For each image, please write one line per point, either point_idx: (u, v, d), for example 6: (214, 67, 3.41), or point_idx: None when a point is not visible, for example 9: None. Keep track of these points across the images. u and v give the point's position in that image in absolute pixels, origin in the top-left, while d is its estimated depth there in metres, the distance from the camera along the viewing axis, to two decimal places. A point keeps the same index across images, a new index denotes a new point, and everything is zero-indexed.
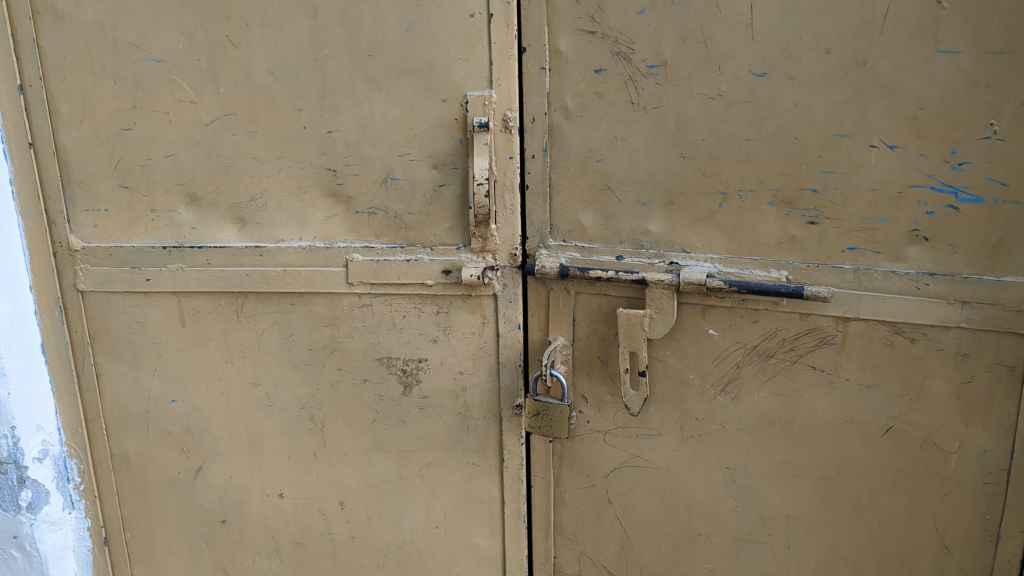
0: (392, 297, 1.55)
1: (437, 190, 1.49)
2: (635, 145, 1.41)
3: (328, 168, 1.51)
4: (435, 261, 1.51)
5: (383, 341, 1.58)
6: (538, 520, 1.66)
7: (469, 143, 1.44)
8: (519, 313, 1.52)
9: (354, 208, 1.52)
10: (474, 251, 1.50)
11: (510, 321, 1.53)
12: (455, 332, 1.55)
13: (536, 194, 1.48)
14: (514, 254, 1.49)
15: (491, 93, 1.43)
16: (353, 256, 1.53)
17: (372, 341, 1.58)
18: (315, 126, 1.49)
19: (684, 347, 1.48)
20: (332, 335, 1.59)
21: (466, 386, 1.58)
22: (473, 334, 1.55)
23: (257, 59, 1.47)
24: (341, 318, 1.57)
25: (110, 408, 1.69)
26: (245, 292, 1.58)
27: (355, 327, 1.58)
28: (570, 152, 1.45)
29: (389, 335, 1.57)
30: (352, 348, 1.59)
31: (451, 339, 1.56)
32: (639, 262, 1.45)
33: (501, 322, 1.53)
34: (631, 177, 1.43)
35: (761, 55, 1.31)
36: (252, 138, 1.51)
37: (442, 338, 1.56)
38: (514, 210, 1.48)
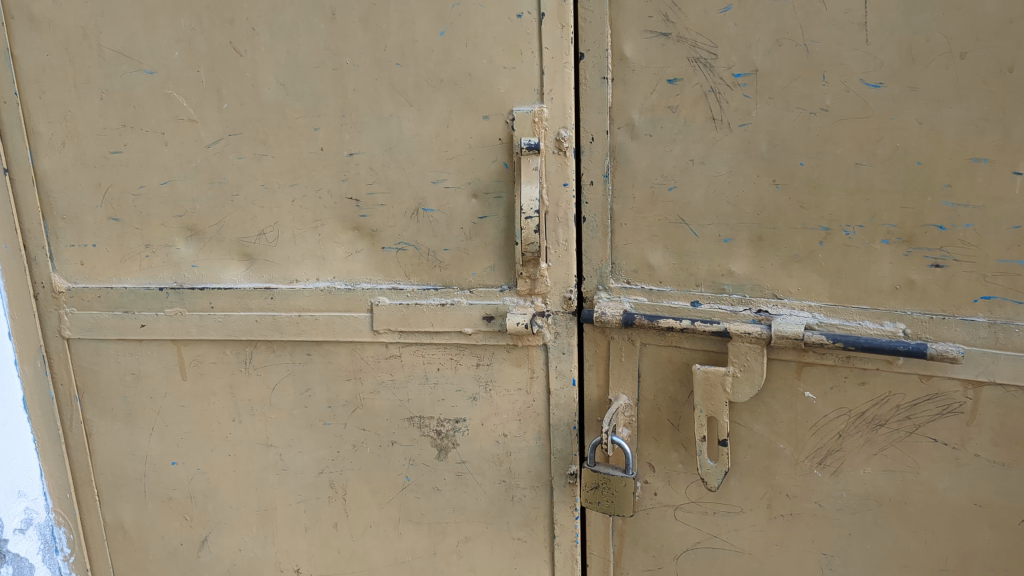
0: (424, 346, 1.33)
1: (476, 222, 1.26)
2: (717, 170, 1.16)
3: (349, 197, 1.28)
4: (475, 306, 1.29)
5: (414, 397, 1.35)
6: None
7: (515, 167, 1.21)
8: (574, 368, 1.29)
9: (381, 243, 1.29)
10: (522, 295, 1.28)
11: (563, 376, 1.30)
12: (498, 388, 1.33)
13: (595, 228, 1.24)
14: (568, 297, 1.27)
15: (543, 108, 1.19)
16: (379, 298, 1.31)
17: (401, 397, 1.36)
18: (334, 147, 1.26)
19: (773, 412, 1.23)
20: (354, 390, 1.36)
21: (512, 450, 1.35)
22: (519, 391, 1.33)
23: (265, 70, 1.25)
24: (366, 371, 1.35)
25: (102, 472, 1.48)
26: (253, 340, 1.36)
27: (382, 382, 1.35)
28: (636, 178, 1.21)
29: (421, 392, 1.35)
30: (379, 406, 1.37)
31: (493, 396, 1.34)
32: (720, 310, 1.21)
33: (552, 377, 1.31)
34: (711, 209, 1.18)
35: (876, 60, 1.06)
36: (260, 163, 1.29)
37: (483, 395, 1.34)
38: (569, 247, 1.25)
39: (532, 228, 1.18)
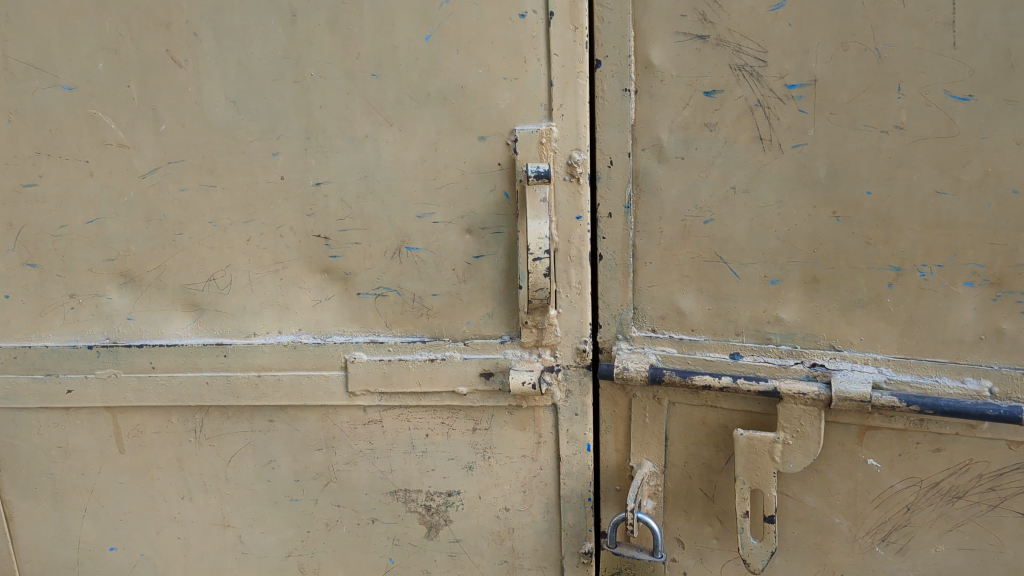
0: (410, 409, 1.12)
1: (471, 262, 1.05)
2: (763, 199, 0.96)
3: (316, 235, 1.07)
4: (470, 361, 1.08)
5: (398, 468, 1.15)
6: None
7: (519, 197, 1.00)
8: (588, 431, 1.10)
9: (356, 289, 1.08)
10: (527, 347, 1.08)
11: (575, 441, 1.11)
12: (498, 455, 1.13)
13: (613, 268, 1.04)
14: (582, 349, 1.07)
15: (551, 127, 0.99)
16: (354, 354, 1.09)
17: (382, 468, 1.15)
18: (297, 176, 1.05)
19: (828, 481, 1.05)
20: (327, 460, 1.15)
21: (515, 527, 1.15)
22: (523, 458, 1.13)
23: (212, 83, 1.03)
24: (339, 440, 1.14)
25: (27, 560, 1.25)
26: (204, 405, 1.14)
27: (359, 452, 1.14)
28: (664, 209, 1.00)
29: (406, 462, 1.14)
30: (356, 479, 1.16)
31: (492, 465, 1.13)
32: (766, 363, 1.01)
33: (562, 441, 1.11)
34: (755, 245, 0.98)
35: (964, 67, 0.86)
36: (207, 195, 1.07)
37: (480, 464, 1.13)
38: (583, 290, 1.05)
39: (542, 271, 0.98)
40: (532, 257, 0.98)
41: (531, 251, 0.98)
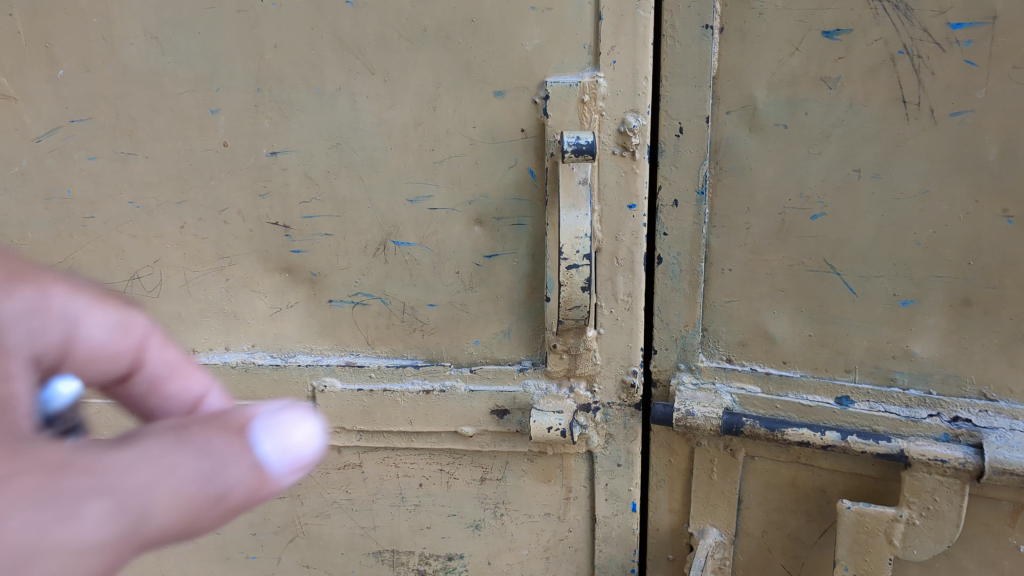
0: (398, 452, 0.88)
1: (481, 264, 0.77)
2: (901, 189, 0.67)
3: (274, 223, 0.79)
4: (478, 395, 0.82)
5: (384, 525, 0.91)
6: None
7: (549, 175, 0.72)
8: (633, 487, 0.83)
9: (326, 296, 0.81)
10: (556, 377, 0.81)
11: (617, 499, 0.84)
12: (512, 513, 0.87)
13: (677, 275, 0.76)
14: (630, 383, 0.79)
15: (598, 79, 0.70)
16: (326, 381, 0.84)
17: (363, 524, 0.91)
18: (245, 141, 0.77)
19: (959, 567, 0.77)
20: (291, 511, 0.91)
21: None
22: (545, 517, 0.87)
23: (124, 12, 0.74)
24: (306, 487, 0.90)
25: None
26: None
27: (334, 501, 0.91)
28: (754, 197, 0.72)
29: (394, 517, 0.90)
30: (330, 533, 0.92)
31: (504, 525, 0.88)
32: (887, 413, 0.73)
33: (599, 499, 0.84)
34: (883, 252, 0.69)
35: None
36: (124, 166, 0.79)
37: (489, 522, 0.88)
38: (634, 305, 0.77)
39: (580, 284, 0.70)
40: (566, 266, 0.68)
41: (563, 254, 0.68)
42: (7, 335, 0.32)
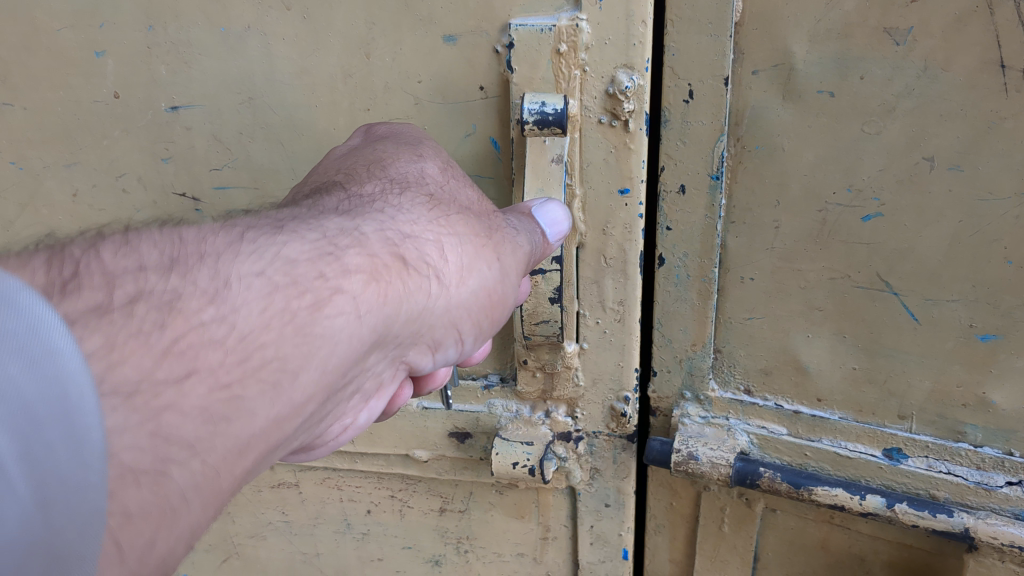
0: (341, 474, 0.76)
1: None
2: (989, 187, 0.48)
3: (180, 194, 0.64)
4: (434, 414, 0.69)
5: (329, 553, 0.79)
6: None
7: (514, 147, 0.55)
8: (624, 531, 0.68)
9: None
10: (528, 399, 0.66)
11: (606, 545, 0.69)
12: (479, 550, 0.75)
13: (683, 282, 0.58)
14: (620, 410, 0.63)
15: (579, 22, 0.52)
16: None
17: (304, 549, 0.80)
18: (139, 93, 0.61)
19: None
20: (221, 529, 0.81)
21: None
22: (518, 557, 0.74)
23: None
24: (236, 504, 0.79)
25: None
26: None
27: (270, 524, 0.79)
28: (784, 187, 0.53)
29: (340, 544, 0.79)
30: (266, 557, 0.81)
31: (470, 563, 0.76)
32: (951, 476, 0.55)
33: (582, 542, 0.70)
34: (959, 270, 0.50)
35: None
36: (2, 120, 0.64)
37: (451, 558, 0.76)
38: (625, 317, 0.60)
39: (549, 294, 0.56)
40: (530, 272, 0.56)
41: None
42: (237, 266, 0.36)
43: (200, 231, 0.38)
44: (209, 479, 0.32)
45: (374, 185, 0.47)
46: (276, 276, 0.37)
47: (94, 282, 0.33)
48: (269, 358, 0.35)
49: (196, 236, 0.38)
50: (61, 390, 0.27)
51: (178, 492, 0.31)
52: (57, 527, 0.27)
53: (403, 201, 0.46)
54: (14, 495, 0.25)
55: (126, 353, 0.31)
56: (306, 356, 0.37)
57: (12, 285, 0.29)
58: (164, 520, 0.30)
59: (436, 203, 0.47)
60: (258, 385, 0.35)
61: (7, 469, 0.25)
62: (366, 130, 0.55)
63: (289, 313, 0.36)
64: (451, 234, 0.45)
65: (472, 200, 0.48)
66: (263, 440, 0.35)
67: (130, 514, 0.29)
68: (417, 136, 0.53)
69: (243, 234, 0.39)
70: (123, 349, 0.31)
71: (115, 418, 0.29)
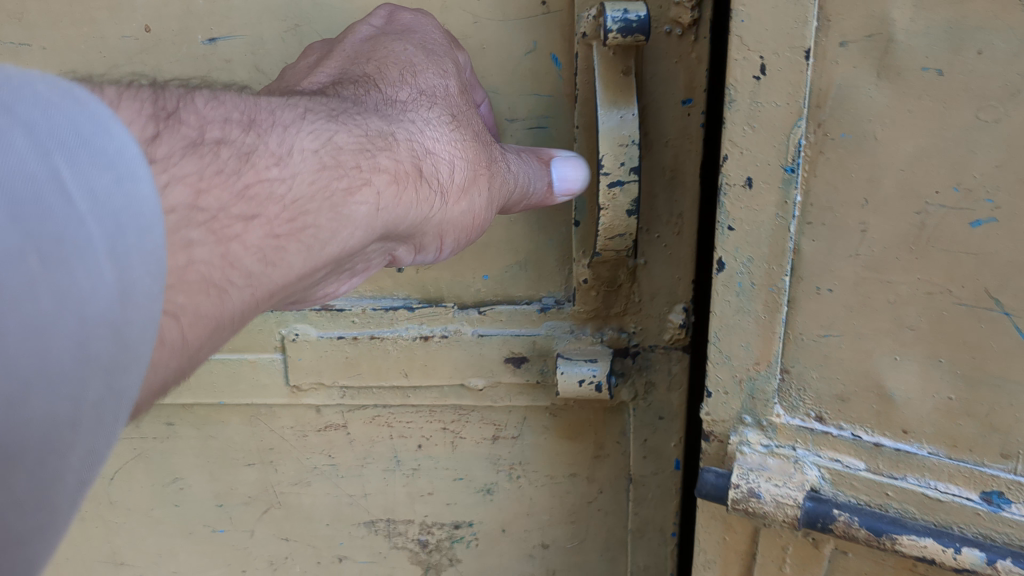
0: (390, 411, 0.78)
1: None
2: None
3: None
4: (490, 342, 0.72)
5: (378, 492, 0.82)
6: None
7: (580, 62, 0.63)
8: (679, 444, 0.73)
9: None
10: (584, 319, 0.71)
11: (657, 456, 0.74)
12: (530, 474, 0.79)
13: (746, 291, 0.49)
14: (678, 319, 0.68)
15: None
16: (298, 331, 0.74)
17: (351, 492, 0.82)
18: (173, 24, 0.68)
19: None
20: (263, 479, 0.83)
21: (554, 567, 0.83)
22: (570, 478, 0.78)
23: None
24: (280, 452, 0.81)
25: None
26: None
27: (313, 470, 0.81)
28: (872, 182, 0.44)
29: (387, 483, 0.81)
30: (309, 503, 0.83)
31: (521, 487, 0.79)
32: None
33: (635, 454, 0.74)
34: None
35: None
36: (15, 58, 0.70)
37: (502, 485, 0.80)
38: (684, 228, 0.66)
39: (625, 206, 0.60)
40: (607, 183, 0.59)
41: (605, 168, 0.59)
42: (301, 140, 0.46)
43: (270, 104, 0.47)
44: (247, 299, 0.42)
45: (407, 92, 0.56)
46: (325, 156, 0.47)
47: (190, 122, 0.42)
48: (309, 224, 0.45)
49: (267, 105, 0.47)
50: (128, 208, 0.32)
51: (205, 317, 0.40)
52: (130, 318, 0.32)
53: (430, 115, 0.55)
54: (104, 281, 0.31)
55: (209, 187, 0.40)
56: (337, 229, 0.47)
57: (107, 114, 0.35)
58: (204, 325, 0.40)
59: (455, 121, 0.56)
60: (298, 244, 0.44)
61: (100, 258, 0.31)
62: (391, 10, 0.62)
63: (329, 192, 0.46)
64: (462, 156, 0.55)
65: (481, 129, 0.57)
66: (288, 286, 0.46)
67: (181, 314, 0.38)
68: (439, 34, 0.61)
69: (304, 112, 0.48)
70: (208, 183, 0.40)
71: (196, 232, 0.39)
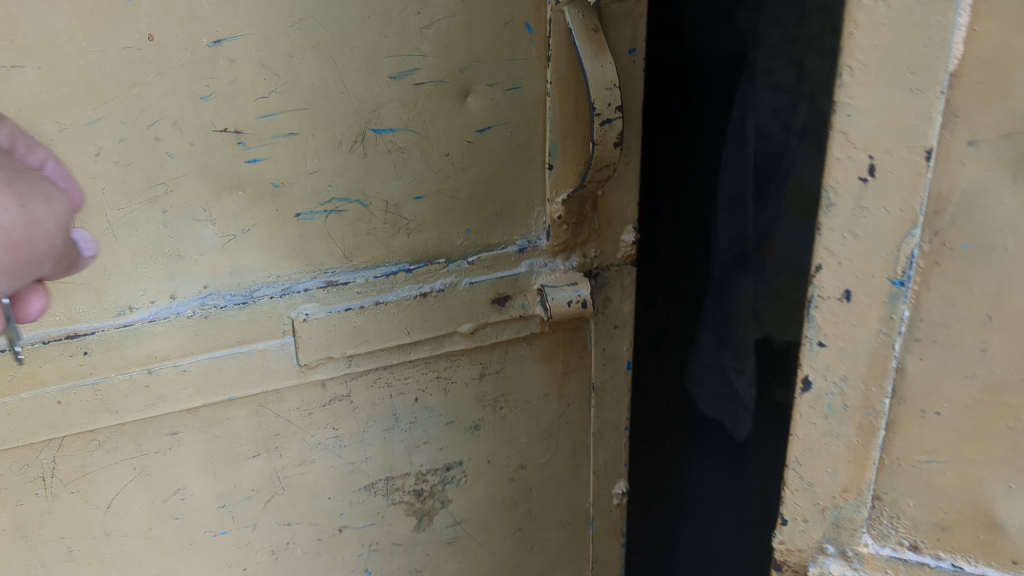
0: (388, 369, 0.71)
1: (473, 140, 0.67)
2: None
3: (220, 131, 0.57)
4: (479, 288, 0.70)
5: (378, 455, 0.74)
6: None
7: (552, 27, 0.65)
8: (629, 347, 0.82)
9: (291, 209, 0.62)
10: (555, 253, 0.74)
11: (614, 360, 0.82)
12: (511, 401, 0.79)
13: (838, 413, 0.43)
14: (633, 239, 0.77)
15: None
16: (308, 311, 0.64)
17: (354, 459, 0.73)
18: (179, 33, 0.53)
19: None
20: (268, 468, 0.69)
21: (531, 486, 0.85)
22: (543, 398, 0.81)
23: None
24: (286, 436, 0.69)
25: None
26: (93, 427, 0.60)
27: (317, 445, 0.71)
28: (999, 296, 0.38)
29: (387, 443, 0.74)
30: (311, 482, 0.72)
31: (504, 417, 0.79)
32: None
33: (596, 363, 0.81)
34: None
35: None
36: (4, 86, 0.50)
37: (488, 420, 0.79)
38: (634, 158, 0.74)
39: (614, 141, 0.67)
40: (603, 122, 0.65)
41: (595, 110, 0.65)
42: None
43: None
44: None
45: None
46: None
47: None
48: None
49: None
50: None
51: None
52: None
53: None
54: None
55: None
56: None
57: None
58: None
59: None
60: None
61: None
62: None
63: None
64: None
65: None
66: None
67: None
68: None
69: None
70: None
71: None
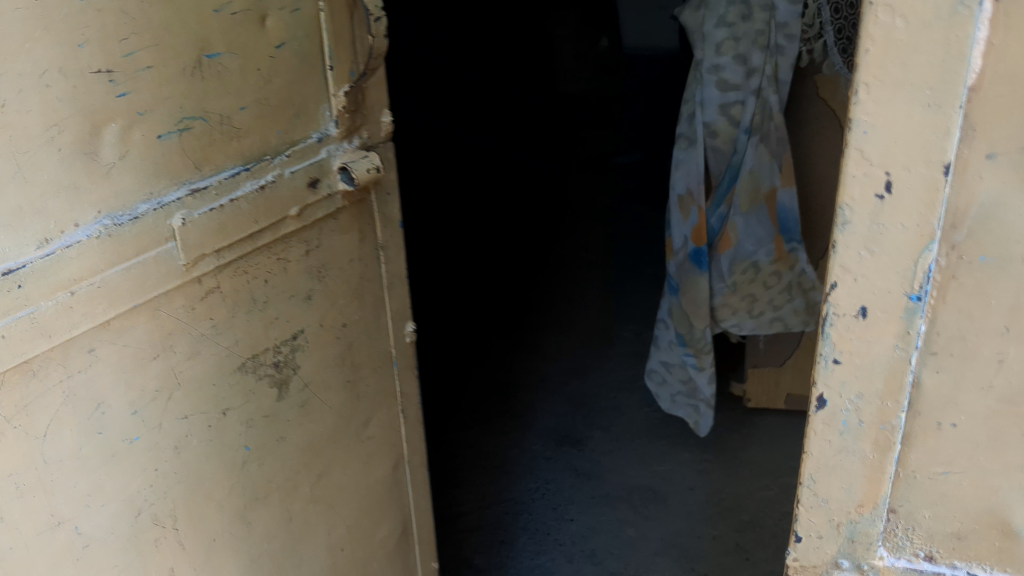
0: (239, 259, 0.56)
1: (274, 56, 0.56)
2: None
3: (96, 73, 0.45)
4: (299, 172, 0.59)
5: (243, 336, 0.58)
6: (420, 531, 0.85)
7: None
8: None
9: (151, 132, 0.49)
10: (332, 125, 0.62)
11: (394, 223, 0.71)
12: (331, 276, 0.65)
13: (855, 429, 0.42)
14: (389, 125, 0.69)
15: None
16: (184, 215, 0.51)
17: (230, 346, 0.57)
18: None
19: None
20: (168, 372, 0.53)
21: (353, 339, 0.69)
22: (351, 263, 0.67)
23: None
24: (177, 335, 0.53)
25: None
26: (29, 358, 0.44)
27: (200, 338, 0.54)
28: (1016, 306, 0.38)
29: (242, 334, 0.58)
30: (198, 373, 0.55)
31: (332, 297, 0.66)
32: None
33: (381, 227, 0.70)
34: None
35: None
36: None
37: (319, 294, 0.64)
38: None
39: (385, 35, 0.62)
40: None
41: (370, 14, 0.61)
42: None
43: None
44: None
45: None
46: None
47: None
48: None
49: None
50: None
51: None
52: None
53: None
54: None
55: None
56: None
57: None
58: None
59: None
60: None
61: None
62: None
63: None
64: None
65: None
66: None
67: None
68: None
69: None
70: None
71: None
